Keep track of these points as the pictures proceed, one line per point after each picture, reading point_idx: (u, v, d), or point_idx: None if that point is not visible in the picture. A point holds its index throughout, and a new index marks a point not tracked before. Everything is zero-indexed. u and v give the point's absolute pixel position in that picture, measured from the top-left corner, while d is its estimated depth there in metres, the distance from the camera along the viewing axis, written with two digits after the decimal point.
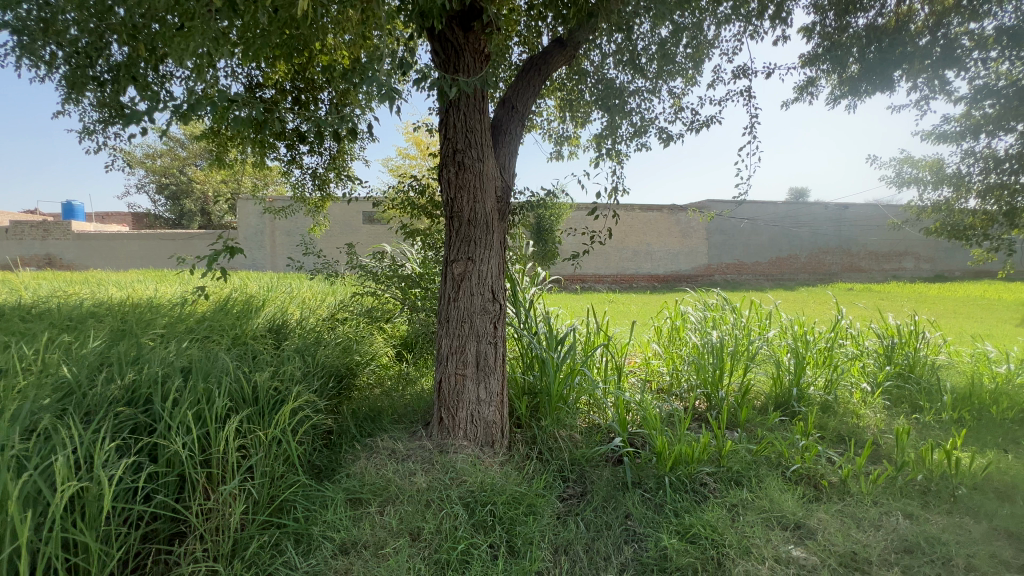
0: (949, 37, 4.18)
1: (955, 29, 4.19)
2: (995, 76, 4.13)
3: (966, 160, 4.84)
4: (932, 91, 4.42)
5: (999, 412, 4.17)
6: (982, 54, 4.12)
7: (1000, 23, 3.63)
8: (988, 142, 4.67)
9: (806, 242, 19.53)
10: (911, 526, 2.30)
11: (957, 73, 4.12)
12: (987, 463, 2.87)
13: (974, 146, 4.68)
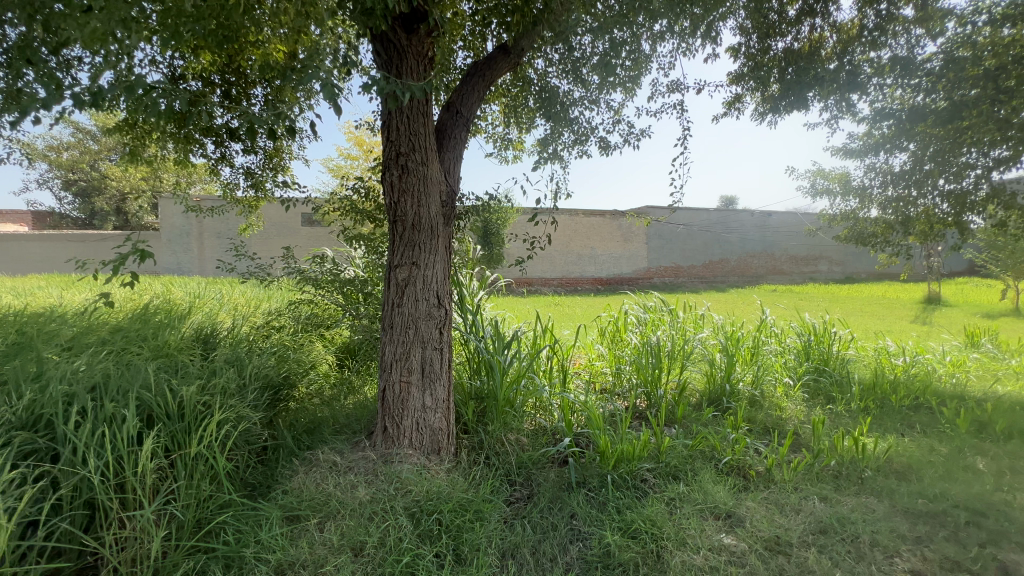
0: (853, 63, 4.63)
1: (858, 57, 4.65)
2: (891, 100, 4.62)
3: (868, 174, 5.38)
4: (840, 112, 4.87)
5: (898, 400, 4.66)
6: (880, 80, 4.61)
7: (895, 53, 4.07)
8: (886, 159, 5.23)
9: (735, 247, 20.92)
10: (826, 508, 2.51)
11: (860, 96, 4.57)
12: (888, 447, 3.19)
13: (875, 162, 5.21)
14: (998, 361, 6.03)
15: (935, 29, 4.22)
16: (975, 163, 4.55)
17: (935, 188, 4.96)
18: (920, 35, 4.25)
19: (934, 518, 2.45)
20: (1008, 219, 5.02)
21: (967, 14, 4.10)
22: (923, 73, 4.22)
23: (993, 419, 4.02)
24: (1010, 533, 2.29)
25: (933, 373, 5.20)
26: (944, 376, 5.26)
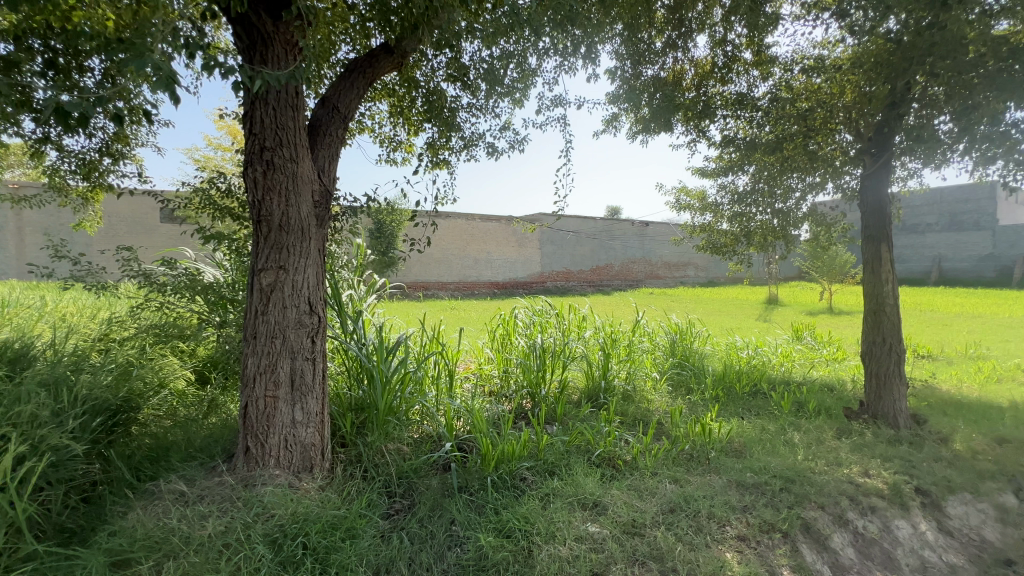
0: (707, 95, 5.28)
1: (711, 90, 5.31)
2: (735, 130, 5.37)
3: (720, 192, 6.18)
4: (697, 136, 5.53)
5: (741, 388, 5.41)
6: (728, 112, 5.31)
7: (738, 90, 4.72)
8: (733, 180, 6.06)
9: (619, 253, 22.74)
10: (676, 489, 2.82)
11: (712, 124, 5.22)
12: (730, 429, 3.68)
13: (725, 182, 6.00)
14: (815, 351, 7.29)
15: (766, 72, 4.98)
16: (796, 187, 5.46)
17: (768, 206, 5.86)
18: (755, 76, 4.99)
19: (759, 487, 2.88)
20: (820, 234, 6.10)
21: (790, 62, 4.89)
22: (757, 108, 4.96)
23: (808, 399, 4.86)
24: (811, 493, 2.77)
25: (768, 363, 6.13)
26: (775, 365, 6.23)
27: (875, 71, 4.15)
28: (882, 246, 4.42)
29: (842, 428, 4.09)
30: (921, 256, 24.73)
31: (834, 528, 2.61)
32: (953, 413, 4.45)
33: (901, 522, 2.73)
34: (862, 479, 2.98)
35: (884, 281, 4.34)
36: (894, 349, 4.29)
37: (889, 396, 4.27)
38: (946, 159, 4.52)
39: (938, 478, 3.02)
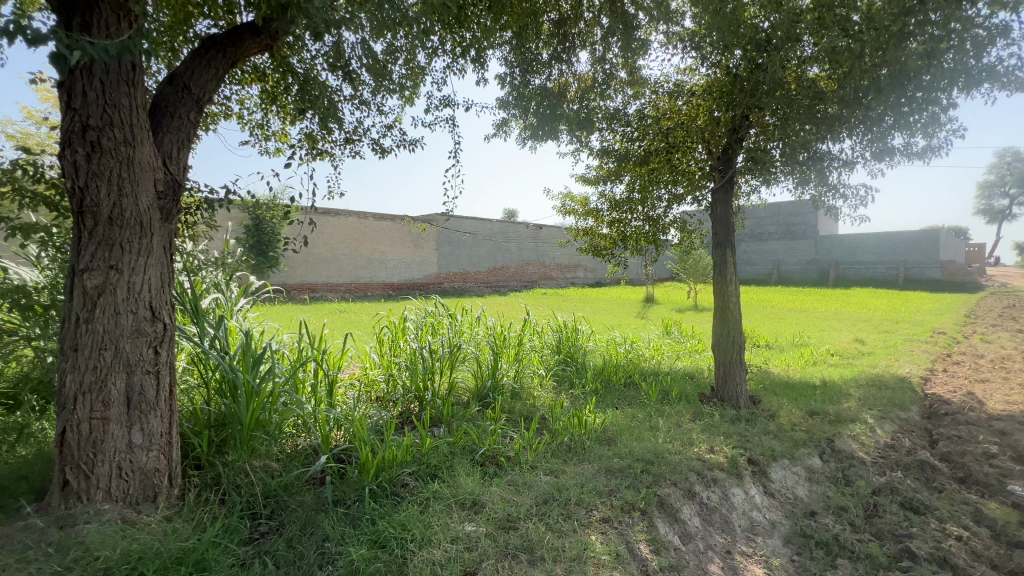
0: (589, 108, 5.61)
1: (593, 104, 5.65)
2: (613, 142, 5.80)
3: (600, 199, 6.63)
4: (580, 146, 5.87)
5: (617, 380, 5.87)
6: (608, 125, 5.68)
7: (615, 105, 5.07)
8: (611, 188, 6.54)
9: (514, 255, 23.41)
10: (552, 479, 2.97)
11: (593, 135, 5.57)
12: (603, 420, 3.97)
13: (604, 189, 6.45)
14: (681, 344, 8.18)
15: (638, 92, 5.44)
16: (664, 197, 6.07)
17: (641, 213, 6.43)
18: (630, 95, 5.43)
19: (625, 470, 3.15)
20: (683, 240, 6.85)
21: (658, 85, 5.42)
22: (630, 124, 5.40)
23: (672, 388, 5.43)
24: (667, 472, 3.10)
25: (641, 356, 6.74)
26: (648, 357, 6.86)
27: (727, 99, 4.80)
28: (726, 251, 5.09)
29: (696, 411, 4.64)
30: (764, 259, 29.07)
31: (684, 500, 2.94)
32: (781, 392, 5.29)
33: (737, 490, 3.17)
34: (708, 455, 3.41)
35: (727, 282, 5.01)
36: (736, 340, 4.97)
37: (732, 381, 4.93)
38: (776, 179, 5.35)
39: (765, 448, 3.57)
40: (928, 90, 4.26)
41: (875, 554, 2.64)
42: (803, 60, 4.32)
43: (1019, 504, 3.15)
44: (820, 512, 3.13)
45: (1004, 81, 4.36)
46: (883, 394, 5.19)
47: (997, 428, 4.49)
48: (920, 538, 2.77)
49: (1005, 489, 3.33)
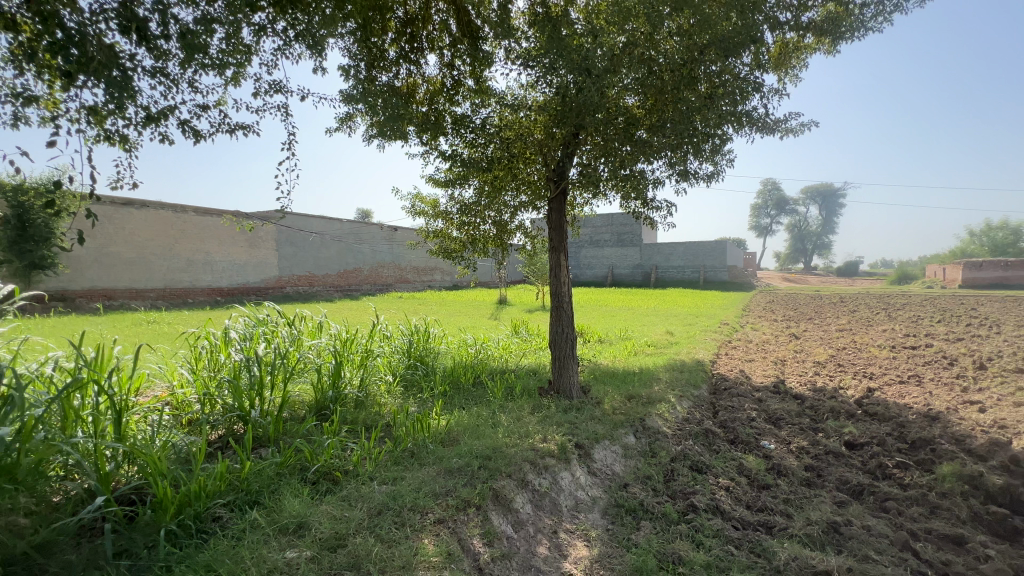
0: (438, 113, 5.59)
1: (442, 108, 5.65)
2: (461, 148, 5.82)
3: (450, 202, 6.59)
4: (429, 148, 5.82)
5: (466, 380, 6.00)
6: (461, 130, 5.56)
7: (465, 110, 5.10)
8: (460, 192, 6.62)
9: (367, 257, 22.35)
10: (389, 488, 2.91)
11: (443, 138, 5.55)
12: (447, 423, 4.02)
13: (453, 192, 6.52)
14: (527, 342, 8.70)
15: (486, 101, 5.58)
16: (511, 203, 6.36)
17: (489, 218, 6.66)
18: (477, 103, 5.50)
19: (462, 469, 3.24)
20: (528, 245, 7.28)
21: (504, 97, 5.65)
22: (476, 129, 5.56)
23: (516, 384, 5.74)
24: (503, 465, 3.27)
25: (490, 356, 6.99)
26: (497, 357, 7.14)
27: (558, 115, 5.10)
28: (560, 255, 5.61)
29: (536, 405, 4.98)
30: (601, 264, 32.59)
31: (517, 490, 3.13)
32: (608, 381, 5.97)
33: (565, 473, 3.48)
34: (541, 444, 3.69)
35: (561, 283, 5.48)
36: (570, 337, 5.48)
37: (566, 374, 5.42)
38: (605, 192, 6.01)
39: (590, 433, 4.00)
40: (715, 125, 4.96)
41: (669, 512, 3.14)
42: (625, 88, 4.89)
43: (767, 455, 4.04)
44: (631, 482, 3.61)
45: (758, 125, 5.58)
46: (683, 376, 6.22)
47: (757, 397, 5.71)
48: (701, 492, 3.37)
49: (759, 444, 4.24)
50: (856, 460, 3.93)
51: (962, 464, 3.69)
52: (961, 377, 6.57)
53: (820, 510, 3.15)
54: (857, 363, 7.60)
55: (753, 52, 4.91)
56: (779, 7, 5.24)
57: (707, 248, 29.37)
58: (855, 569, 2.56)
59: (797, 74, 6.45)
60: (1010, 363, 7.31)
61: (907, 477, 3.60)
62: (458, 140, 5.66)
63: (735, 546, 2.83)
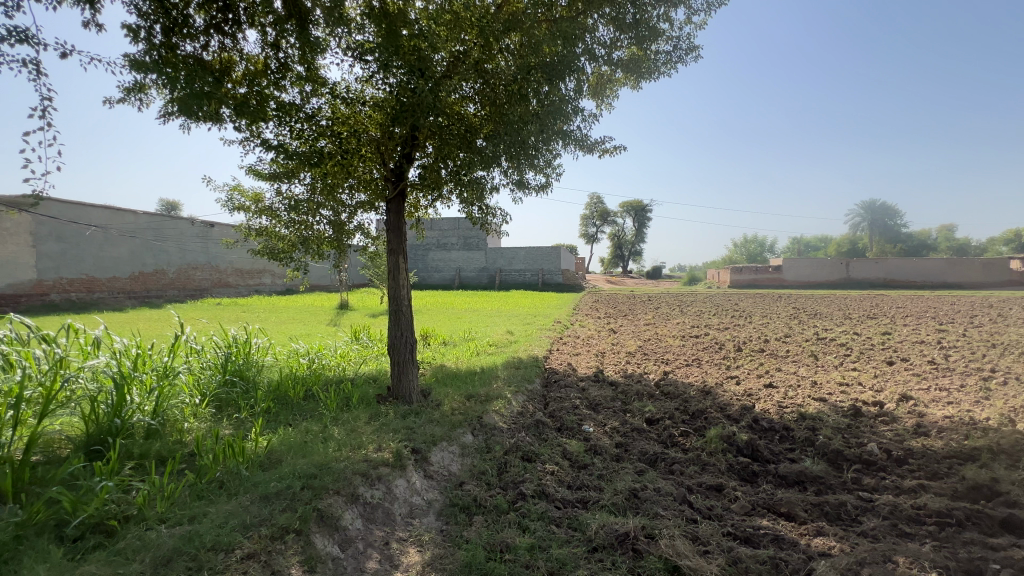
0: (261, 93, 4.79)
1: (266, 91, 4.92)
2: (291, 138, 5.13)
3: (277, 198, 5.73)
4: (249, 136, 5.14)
5: (295, 395, 5.42)
6: (287, 119, 5.02)
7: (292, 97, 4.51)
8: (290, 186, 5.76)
9: (172, 257, 18.79)
10: (182, 530, 2.49)
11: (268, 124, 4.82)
12: (267, 444, 3.63)
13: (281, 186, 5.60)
14: (368, 348, 8.28)
15: (319, 90, 5.06)
16: (348, 202, 5.96)
17: (324, 216, 6.11)
18: (309, 90, 4.94)
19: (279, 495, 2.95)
20: (368, 247, 6.91)
21: (339, 89, 5.21)
22: (305, 117, 5.01)
23: (353, 393, 5.42)
24: (329, 483, 3.08)
25: (325, 365, 6.46)
26: (333, 366, 6.63)
27: (394, 114, 4.93)
28: (399, 258, 5.48)
29: (373, 413, 4.79)
30: (448, 267, 32.88)
31: (345, 507, 2.98)
32: (449, 382, 6.06)
33: (399, 481, 3.42)
34: (374, 455, 3.59)
35: (399, 286, 5.35)
36: (409, 340, 5.40)
37: (405, 378, 5.33)
38: (446, 197, 6.06)
39: (426, 437, 4.02)
40: (545, 140, 5.43)
41: (500, 503, 3.31)
42: (464, 95, 5.13)
43: (586, 437, 4.55)
44: (466, 480, 3.72)
45: (580, 143, 6.25)
46: (519, 372, 6.63)
47: (581, 386, 6.40)
48: (530, 480, 3.63)
49: (580, 429, 4.75)
50: (653, 433, 4.67)
51: (724, 426, 4.68)
52: (727, 357, 8.31)
53: (624, 480, 3.66)
54: (657, 351, 9.04)
55: (576, 79, 5.44)
56: (595, 43, 5.97)
57: (545, 253, 31.83)
58: (647, 526, 3.04)
59: (610, 103, 7.40)
60: (756, 345, 9.51)
61: (688, 442, 4.42)
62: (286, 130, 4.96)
63: (556, 525, 3.11)
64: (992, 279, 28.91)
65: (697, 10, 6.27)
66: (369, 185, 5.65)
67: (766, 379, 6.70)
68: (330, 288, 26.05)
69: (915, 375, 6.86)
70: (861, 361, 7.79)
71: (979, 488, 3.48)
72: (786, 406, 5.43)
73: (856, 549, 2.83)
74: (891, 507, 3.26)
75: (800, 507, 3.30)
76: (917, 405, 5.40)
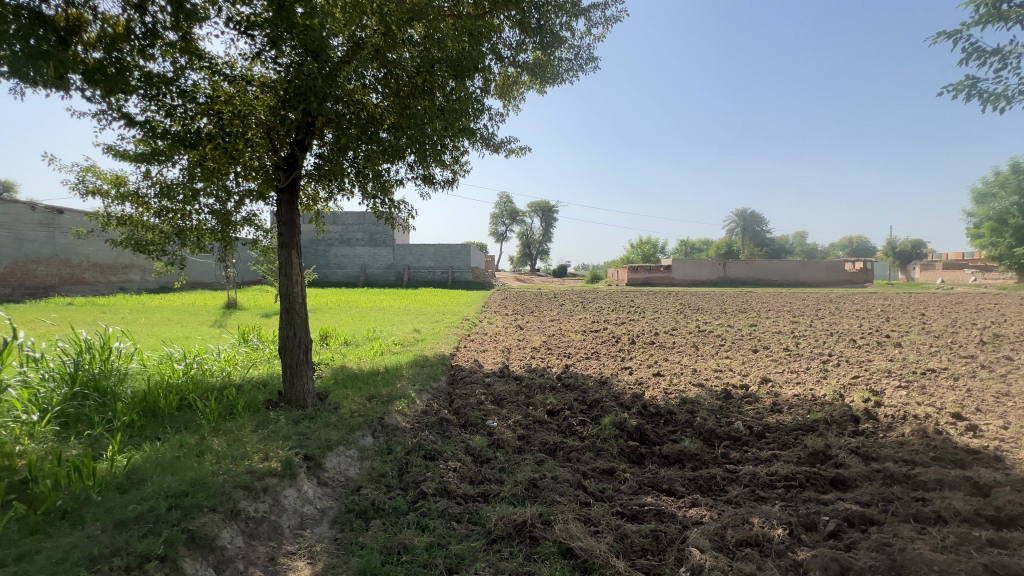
0: (121, 61, 4.12)
1: (129, 59, 4.22)
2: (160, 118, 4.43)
3: (143, 182, 4.94)
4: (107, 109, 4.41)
5: (166, 406, 4.67)
6: (154, 91, 4.33)
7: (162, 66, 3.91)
8: (160, 169, 4.96)
9: (6, 248, 15.71)
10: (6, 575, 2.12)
11: (132, 96, 4.12)
12: (127, 462, 3.16)
13: (148, 169, 4.85)
14: (258, 351, 7.58)
15: (196, 64, 4.45)
16: (234, 189, 5.38)
17: (204, 204, 5.41)
18: (184, 64, 4.35)
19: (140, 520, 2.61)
20: (258, 241, 6.30)
21: (222, 65, 4.67)
22: (179, 93, 4.40)
23: (238, 400, 4.93)
24: (203, 501, 2.78)
25: (205, 371, 5.78)
26: (215, 371, 5.96)
27: (286, 97, 4.49)
28: (292, 253, 5.09)
29: (261, 421, 4.41)
30: (353, 263, 31.32)
31: (222, 525, 2.72)
32: (349, 384, 5.77)
33: (288, 491, 3.19)
34: (259, 466, 3.31)
35: (292, 283, 4.99)
36: (303, 341, 5.04)
37: (299, 381, 4.99)
38: (347, 189, 5.74)
39: (321, 442, 3.82)
40: (451, 137, 5.37)
41: (399, 505, 3.23)
42: (366, 83, 4.86)
43: (490, 432, 4.62)
44: (364, 484, 3.58)
45: (486, 142, 6.30)
46: (425, 371, 6.53)
47: (486, 382, 6.47)
48: (431, 478, 3.59)
49: (484, 424, 4.80)
50: (553, 424, 4.87)
51: (617, 414, 5.02)
52: (622, 350, 8.93)
53: (525, 470, 3.78)
54: (561, 345, 9.44)
55: (482, 78, 5.47)
56: (501, 44, 6.07)
57: (455, 251, 31.68)
58: (543, 513, 3.16)
59: (517, 104, 7.55)
60: (648, 337, 10.35)
61: (584, 431, 4.67)
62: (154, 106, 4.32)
63: (456, 521, 3.11)
64: (832, 278, 34.44)
65: (597, 23, 6.64)
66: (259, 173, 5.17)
67: (655, 369, 7.31)
68: (215, 286, 23.47)
69: (773, 360, 7.94)
70: (733, 350, 8.83)
71: (817, 453, 4.12)
72: (670, 392, 5.98)
73: (721, 515, 3.21)
74: (751, 476, 3.73)
75: (679, 483, 3.66)
76: (774, 386, 6.26)
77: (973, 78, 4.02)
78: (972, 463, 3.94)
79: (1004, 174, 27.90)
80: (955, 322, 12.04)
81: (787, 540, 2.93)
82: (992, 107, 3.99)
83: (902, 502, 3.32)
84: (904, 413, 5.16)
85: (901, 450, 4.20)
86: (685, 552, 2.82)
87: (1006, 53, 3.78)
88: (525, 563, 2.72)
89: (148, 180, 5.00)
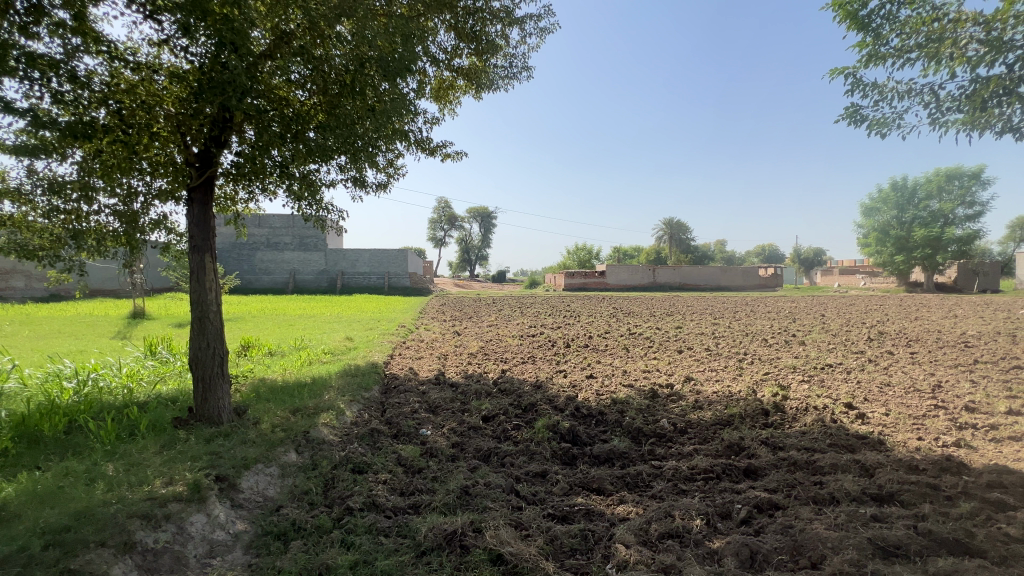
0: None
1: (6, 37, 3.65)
2: (45, 108, 3.88)
3: (26, 178, 4.32)
4: None
5: (51, 430, 4.12)
6: (44, 81, 3.82)
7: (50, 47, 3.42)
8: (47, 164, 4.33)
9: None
10: None
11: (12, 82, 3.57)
12: None
13: (33, 164, 4.23)
14: (169, 365, 6.90)
15: (92, 47, 3.96)
16: (139, 188, 4.87)
17: (104, 204, 4.85)
18: (76, 45, 3.86)
19: (5, 566, 2.28)
20: (168, 245, 5.73)
21: (123, 49, 4.21)
22: (69, 77, 3.88)
23: (141, 420, 4.43)
24: (88, 536, 2.50)
25: (101, 389, 5.15)
26: (114, 389, 5.32)
27: (199, 90, 4.10)
28: (204, 256, 4.67)
29: (166, 441, 4.01)
30: (280, 269, 29.62)
31: (113, 561, 2.44)
32: (270, 397, 5.41)
33: (195, 517, 2.94)
34: (162, 490, 3.02)
35: (206, 289, 4.60)
36: (217, 352, 4.65)
37: (213, 397, 4.61)
38: (270, 190, 5.38)
39: (236, 461, 3.56)
40: (383, 138, 5.19)
41: (323, 523, 3.08)
42: (293, 80, 4.63)
43: (423, 441, 4.52)
44: (284, 504, 3.37)
45: (421, 145, 6.21)
46: (356, 380, 6.28)
47: (421, 390, 6.31)
48: (358, 492, 3.46)
49: (417, 433, 4.69)
50: (488, 430, 4.86)
51: (550, 417, 5.11)
52: (557, 353, 9.11)
53: (457, 478, 3.72)
54: (497, 351, 9.45)
55: (416, 79, 5.36)
56: (436, 47, 6.02)
57: (391, 256, 30.91)
58: (475, 520, 3.13)
59: (453, 109, 7.50)
60: (582, 341, 10.66)
61: (519, 435, 4.70)
62: (38, 91, 3.79)
63: (384, 535, 3.01)
64: (748, 283, 37.37)
65: (530, 33, 6.79)
66: (168, 168, 4.59)
67: (588, 371, 7.54)
68: (119, 294, 21.21)
69: (696, 360, 8.47)
70: (660, 351, 9.32)
71: (733, 446, 4.43)
72: (602, 393, 6.18)
73: (646, 510, 3.35)
74: (673, 470, 3.93)
75: (608, 481, 3.77)
76: (696, 385, 6.64)
77: (857, 108, 4.54)
78: (861, 448, 4.42)
79: (886, 191, 31.69)
80: (849, 323, 13.46)
81: (704, 530, 3.10)
82: (873, 133, 4.53)
83: (803, 486, 3.65)
84: (806, 405, 5.68)
85: (803, 439, 4.62)
86: (612, 549, 2.90)
87: (882, 88, 4.30)
88: (453, 573, 2.68)
89: (33, 176, 4.38)
